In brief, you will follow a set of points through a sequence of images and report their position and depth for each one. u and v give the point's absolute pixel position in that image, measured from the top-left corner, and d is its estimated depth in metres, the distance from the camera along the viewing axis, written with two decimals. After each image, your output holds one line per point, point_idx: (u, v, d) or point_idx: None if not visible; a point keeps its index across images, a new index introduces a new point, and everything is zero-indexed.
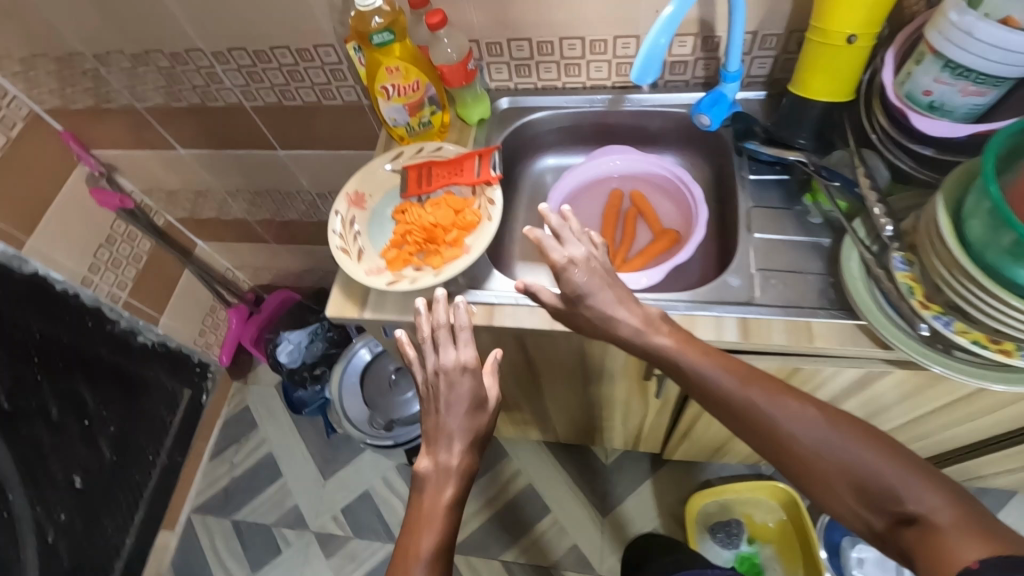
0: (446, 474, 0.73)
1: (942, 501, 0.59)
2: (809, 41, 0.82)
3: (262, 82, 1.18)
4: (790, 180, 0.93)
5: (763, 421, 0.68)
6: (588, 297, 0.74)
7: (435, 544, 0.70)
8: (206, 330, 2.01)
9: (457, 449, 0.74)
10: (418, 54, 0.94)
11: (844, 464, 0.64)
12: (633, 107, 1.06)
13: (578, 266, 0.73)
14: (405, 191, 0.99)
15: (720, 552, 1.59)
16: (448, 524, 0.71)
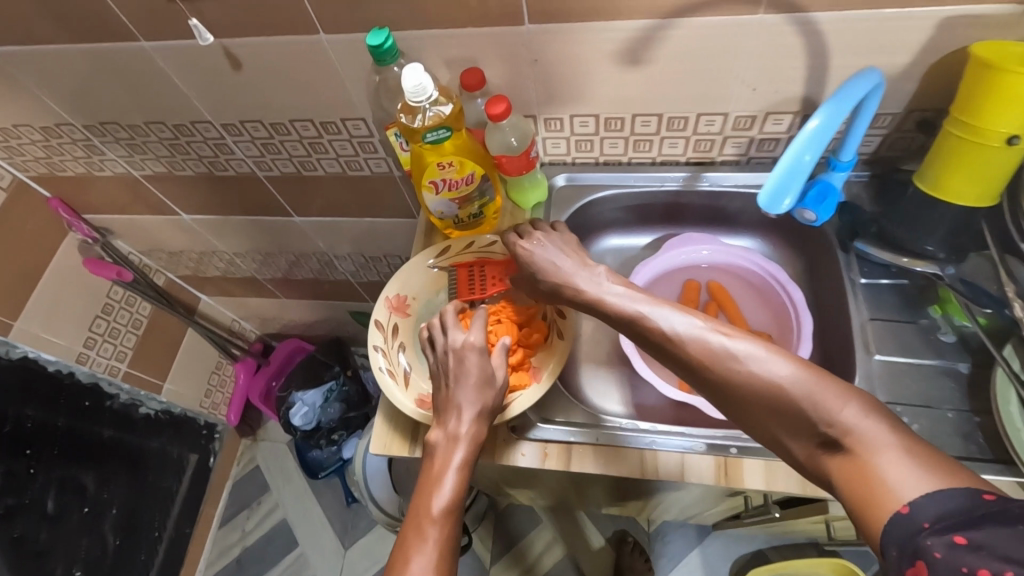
0: (455, 439, 0.69)
1: (859, 412, 0.49)
2: (948, 134, 0.69)
3: (280, 153, 1.04)
4: (908, 284, 0.80)
5: (673, 347, 0.57)
6: (546, 267, 0.71)
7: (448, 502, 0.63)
8: (212, 391, 1.86)
9: (467, 416, 0.69)
10: (471, 143, 0.80)
11: (758, 387, 0.53)
12: (711, 187, 0.92)
13: (542, 247, 0.72)
14: (456, 294, 0.85)
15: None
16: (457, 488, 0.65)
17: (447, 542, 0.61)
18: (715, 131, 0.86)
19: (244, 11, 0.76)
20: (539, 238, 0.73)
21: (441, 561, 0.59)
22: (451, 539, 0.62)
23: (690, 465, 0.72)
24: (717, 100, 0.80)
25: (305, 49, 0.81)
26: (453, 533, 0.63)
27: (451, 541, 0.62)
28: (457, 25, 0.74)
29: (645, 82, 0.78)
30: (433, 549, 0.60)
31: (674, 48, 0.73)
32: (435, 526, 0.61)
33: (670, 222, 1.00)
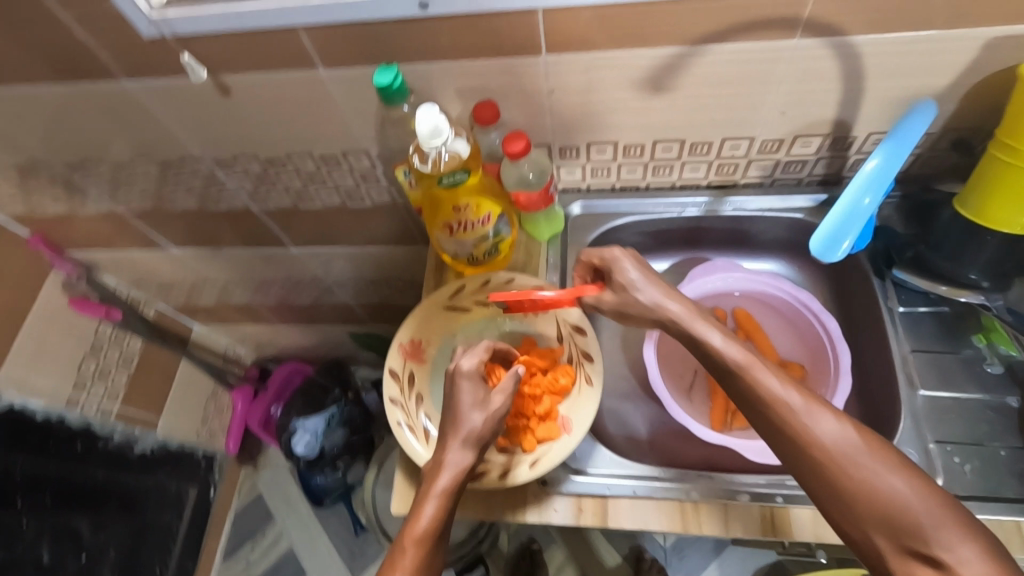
0: (440, 464, 0.64)
1: (974, 553, 0.43)
2: (989, 158, 0.64)
3: (276, 186, 0.98)
4: (948, 312, 0.77)
5: (781, 415, 0.53)
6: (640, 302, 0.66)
7: (423, 532, 0.59)
8: (206, 419, 1.76)
9: (457, 441, 0.64)
10: (486, 181, 0.76)
11: (865, 489, 0.48)
12: (734, 212, 0.88)
13: (646, 281, 0.66)
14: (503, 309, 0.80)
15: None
16: (437, 517, 0.60)
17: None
18: (740, 155, 0.82)
19: (238, 46, 0.70)
20: (646, 272, 0.67)
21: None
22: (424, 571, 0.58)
23: (735, 516, 0.70)
24: (744, 125, 0.76)
25: (303, 83, 0.75)
26: (428, 566, 0.58)
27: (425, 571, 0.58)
28: (469, 55, 0.68)
29: (668, 108, 0.74)
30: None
31: (702, 74, 0.69)
32: (406, 556, 0.57)
33: (690, 246, 0.95)
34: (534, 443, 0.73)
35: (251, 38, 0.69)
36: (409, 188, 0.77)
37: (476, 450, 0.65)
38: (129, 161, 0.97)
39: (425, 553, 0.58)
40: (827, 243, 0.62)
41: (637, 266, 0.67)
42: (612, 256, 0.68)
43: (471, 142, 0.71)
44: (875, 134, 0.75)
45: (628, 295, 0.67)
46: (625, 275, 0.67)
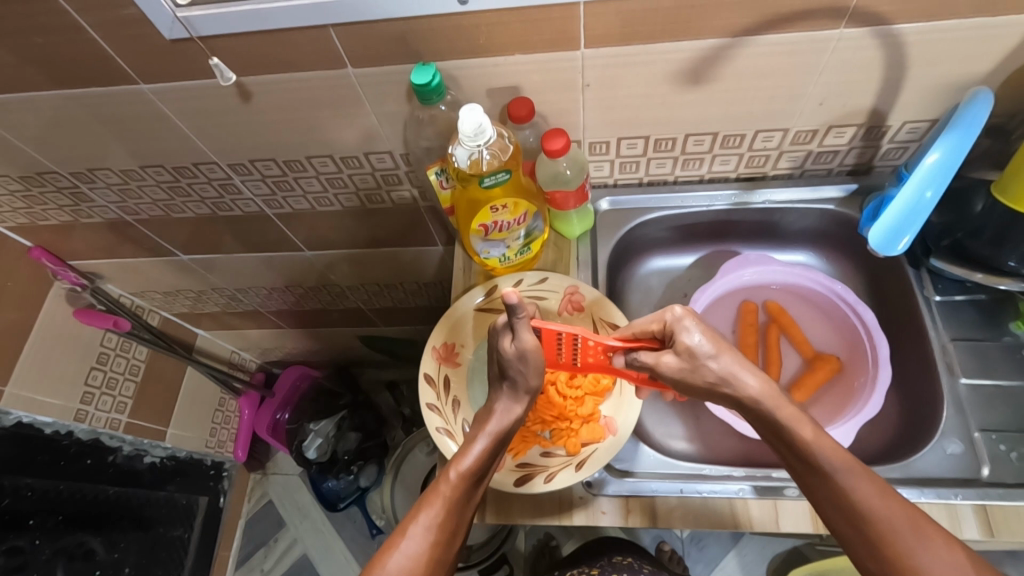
0: (491, 411, 0.67)
1: None
2: None
3: (293, 189, 0.96)
4: (985, 299, 0.77)
5: (884, 538, 0.52)
6: (708, 372, 0.60)
7: (468, 467, 0.61)
8: (215, 429, 1.74)
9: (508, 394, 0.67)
10: (524, 180, 0.74)
11: None
12: (763, 204, 0.88)
13: (719, 356, 0.59)
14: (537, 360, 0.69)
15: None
16: (484, 456, 0.63)
17: (456, 505, 0.60)
18: (772, 146, 0.81)
19: (264, 46, 0.68)
20: (718, 342, 0.60)
21: (445, 521, 0.59)
22: (463, 503, 0.61)
23: (785, 512, 0.69)
24: (779, 116, 0.75)
25: (328, 84, 0.73)
26: (466, 498, 0.61)
27: (460, 505, 0.60)
28: (504, 52, 0.66)
29: (705, 101, 0.73)
30: (442, 507, 0.60)
31: (743, 65, 0.68)
32: (448, 484, 0.60)
33: (717, 240, 0.96)
34: (579, 445, 0.71)
35: (277, 38, 0.66)
36: (440, 188, 0.75)
37: (525, 404, 0.66)
38: (139, 170, 0.94)
39: (466, 487, 0.61)
40: (890, 233, 0.68)
41: (700, 332, 0.60)
42: (672, 319, 0.62)
43: (512, 142, 0.70)
44: (910, 123, 0.75)
45: (694, 366, 0.60)
46: (689, 344, 0.60)
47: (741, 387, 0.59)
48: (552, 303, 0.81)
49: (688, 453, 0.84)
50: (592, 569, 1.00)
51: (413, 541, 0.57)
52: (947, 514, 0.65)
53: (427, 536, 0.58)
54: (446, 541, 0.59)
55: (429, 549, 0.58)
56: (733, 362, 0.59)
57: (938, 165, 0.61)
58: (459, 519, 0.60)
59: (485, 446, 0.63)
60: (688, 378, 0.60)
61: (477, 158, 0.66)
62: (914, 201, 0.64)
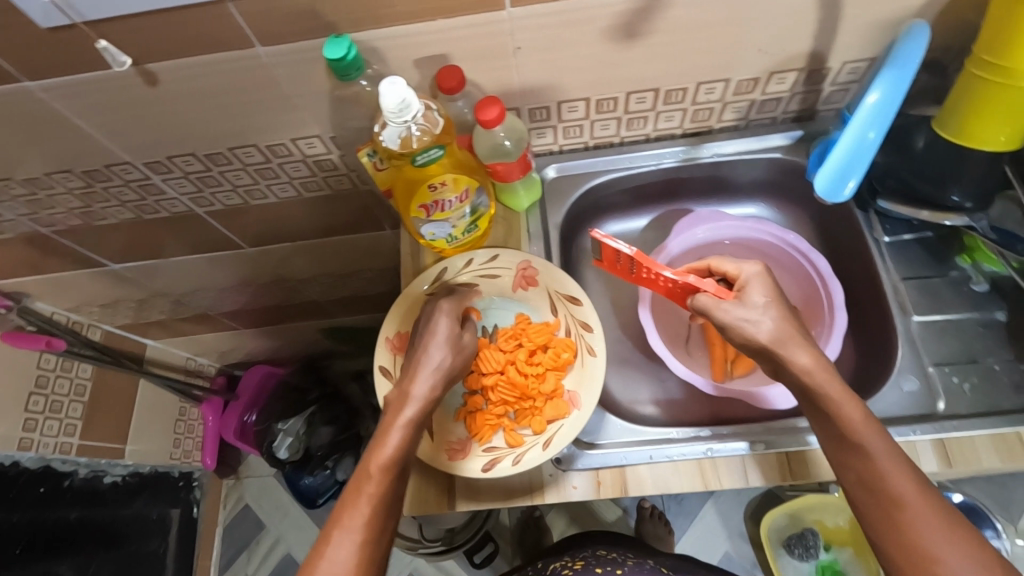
0: (404, 397, 0.62)
1: None
2: (969, 76, 0.65)
3: (220, 184, 0.89)
4: (933, 237, 0.78)
5: (909, 527, 0.51)
6: (755, 330, 0.60)
7: (389, 458, 0.57)
8: (179, 439, 1.67)
9: (424, 373, 0.63)
10: (461, 155, 0.70)
11: None
12: (711, 159, 0.86)
13: (774, 318, 0.60)
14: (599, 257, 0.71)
15: (799, 566, 1.41)
16: (400, 447, 0.59)
17: (382, 501, 0.56)
18: (715, 98, 0.79)
19: (160, 28, 0.61)
20: (779, 306, 0.61)
21: (370, 521, 0.55)
22: (389, 498, 0.57)
23: (752, 467, 0.68)
24: (720, 67, 0.73)
25: (240, 68, 0.67)
26: (391, 493, 0.57)
27: (388, 500, 0.57)
28: (427, 17, 0.62)
29: (643, 58, 0.70)
30: (367, 505, 0.55)
31: (677, 15, 0.65)
32: (372, 482, 0.56)
33: (670, 200, 0.94)
34: (544, 423, 0.70)
35: (173, 18, 0.60)
36: (375, 171, 0.69)
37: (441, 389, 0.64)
38: (47, 177, 0.86)
39: (389, 480, 0.57)
40: (833, 181, 0.66)
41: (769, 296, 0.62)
42: (749, 274, 0.64)
43: (442, 115, 0.65)
44: (849, 63, 0.74)
45: (751, 318, 0.60)
46: (756, 299, 0.62)
47: (787, 363, 0.58)
48: (504, 280, 0.78)
49: (657, 418, 0.83)
50: (576, 562, 0.98)
51: (335, 550, 0.53)
52: (908, 451, 0.66)
53: (354, 539, 0.54)
54: (375, 541, 0.55)
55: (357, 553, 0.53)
56: (787, 333, 0.59)
57: (878, 104, 0.59)
58: (387, 514, 0.56)
59: (399, 430, 0.59)
60: (740, 328, 0.61)
61: (407, 135, 0.61)
62: (857, 142, 0.62)
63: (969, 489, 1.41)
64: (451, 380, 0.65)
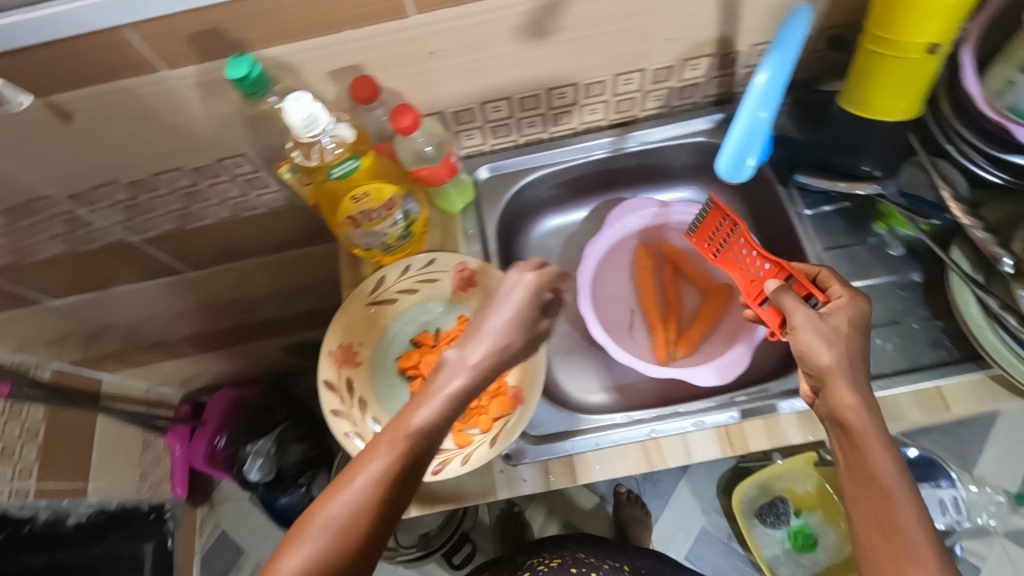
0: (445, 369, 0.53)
1: None
2: (864, 50, 0.68)
3: (151, 211, 0.87)
4: (851, 206, 0.81)
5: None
6: (815, 353, 0.57)
7: (413, 436, 0.51)
8: (146, 472, 1.63)
9: (482, 348, 0.54)
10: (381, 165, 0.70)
11: None
12: (638, 146, 0.88)
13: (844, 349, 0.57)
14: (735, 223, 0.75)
15: (773, 535, 1.45)
16: (423, 434, 0.51)
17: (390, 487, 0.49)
18: (635, 88, 0.80)
19: (59, 60, 0.60)
20: (854, 339, 0.58)
21: (375, 498, 0.48)
22: (385, 504, 0.49)
23: (694, 443, 0.70)
24: (634, 57, 0.74)
25: (151, 92, 0.66)
26: (401, 480, 0.50)
27: (395, 485, 0.50)
28: (332, 29, 0.62)
29: (556, 55, 0.71)
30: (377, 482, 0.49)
31: (582, 10, 0.66)
32: (391, 458, 0.50)
33: (606, 190, 0.96)
34: (490, 421, 0.71)
35: (71, 47, 0.59)
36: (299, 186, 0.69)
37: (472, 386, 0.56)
38: None
39: (406, 461, 0.50)
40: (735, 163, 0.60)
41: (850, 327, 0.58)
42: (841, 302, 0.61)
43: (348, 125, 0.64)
44: (756, 46, 0.76)
45: (830, 333, 0.57)
46: (838, 321, 0.58)
47: (831, 395, 0.55)
48: (444, 282, 0.80)
49: (607, 405, 0.85)
50: (553, 560, 1.01)
51: (307, 542, 0.47)
52: None
53: (330, 541, 0.47)
54: (354, 544, 0.48)
55: (326, 552, 0.47)
56: (848, 362, 0.56)
57: (770, 83, 0.55)
58: (375, 519, 0.48)
59: (406, 430, 0.51)
60: (813, 336, 0.57)
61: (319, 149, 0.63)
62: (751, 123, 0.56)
63: (925, 442, 1.45)
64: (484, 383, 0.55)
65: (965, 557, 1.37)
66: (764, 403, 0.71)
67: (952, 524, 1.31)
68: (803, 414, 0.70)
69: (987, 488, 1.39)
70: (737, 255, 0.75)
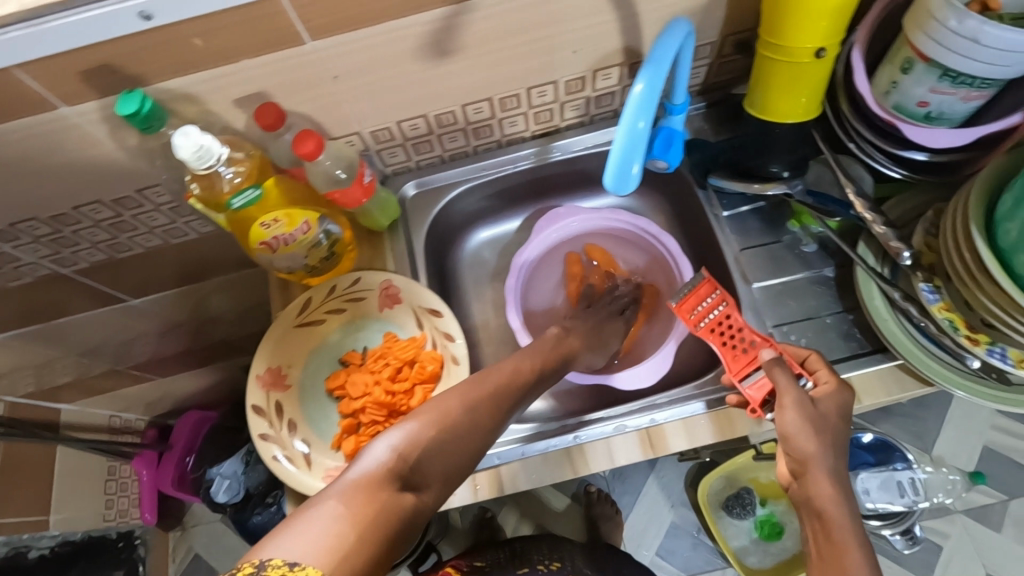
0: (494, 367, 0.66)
1: None
2: (760, 57, 0.69)
3: (78, 244, 0.86)
4: (767, 205, 0.83)
5: None
6: (798, 441, 0.60)
7: (465, 394, 0.60)
8: (111, 500, 1.57)
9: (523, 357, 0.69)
10: (286, 193, 0.72)
11: None
12: (563, 156, 0.89)
13: (825, 442, 0.60)
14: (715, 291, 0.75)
15: (740, 526, 1.44)
16: (468, 400, 0.59)
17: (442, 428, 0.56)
18: (551, 100, 0.82)
19: None
20: (834, 433, 0.62)
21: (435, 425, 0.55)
22: (436, 440, 0.55)
23: (617, 447, 0.72)
24: (543, 69, 0.75)
25: (54, 128, 0.66)
26: (457, 419, 0.57)
27: (446, 440, 0.56)
28: (228, 60, 0.62)
29: (463, 72, 0.72)
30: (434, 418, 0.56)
31: (481, 28, 0.67)
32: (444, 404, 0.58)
33: (538, 199, 0.97)
34: None
35: None
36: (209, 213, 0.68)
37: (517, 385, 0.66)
38: None
39: (458, 411, 0.58)
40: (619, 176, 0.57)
41: (832, 415, 0.62)
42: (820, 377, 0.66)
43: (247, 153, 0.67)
44: None
45: (814, 415, 0.61)
46: (822, 407, 0.62)
47: (808, 484, 0.59)
48: (370, 301, 0.80)
49: (543, 411, 0.86)
50: (551, 563, 0.99)
51: (407, 429, 0.54)
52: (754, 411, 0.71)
53: (427, 440, 0.54)
54: (437, 462, 0.54)
55: (416, 451, 0.53)
56: (829, 454, 0.60)
57: (646, 96, 0.53)
58: (455, 445, 0.56)
59: (501, 381, 0.63)
60: (801, 415, 0.60)
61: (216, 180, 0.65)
62: (631, 136, 0.54)
63: (884, 426, 1.37)
64: (545, 381, 0.71)
65: (924, 537, 1.31)
66: (684, 404, 0.73)
67: (911, 506, 1.24)
68: (720, 412, 0.72)
69: (943, 468, 1.32)
70: (719, 329, 0.73)
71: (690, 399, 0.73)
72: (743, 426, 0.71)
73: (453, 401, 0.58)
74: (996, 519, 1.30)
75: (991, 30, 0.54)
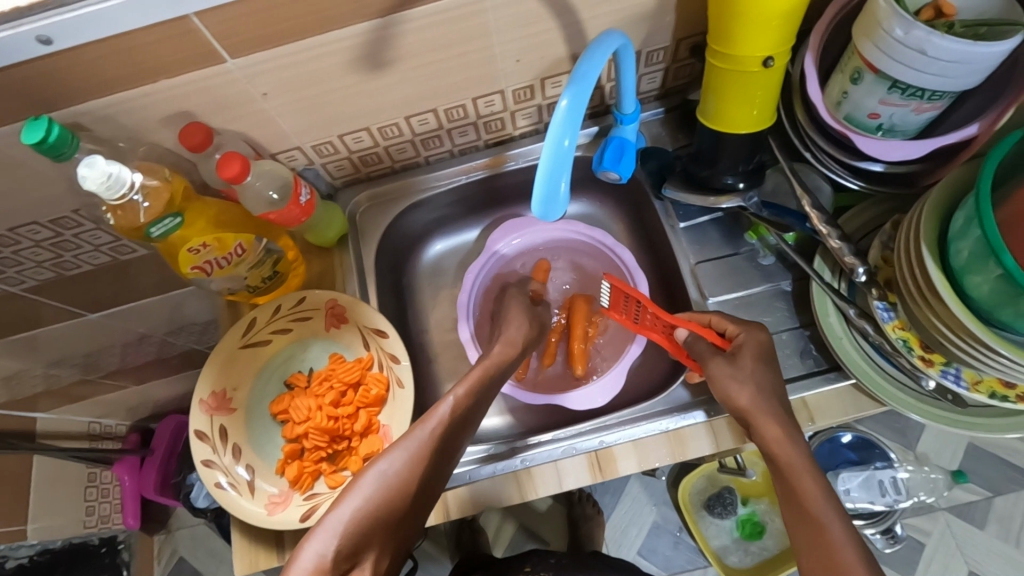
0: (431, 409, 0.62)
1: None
2: (710, 66, 0.66)
3: (21, 264, 0.83)
4: (726, 216, 0.80)
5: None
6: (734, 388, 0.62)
7: (397, 467, 0.57)
8: (92, 506, 1.33)
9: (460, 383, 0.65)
10: (217, 216, 0.70)
11: None
12: (520, 164, 0.86)
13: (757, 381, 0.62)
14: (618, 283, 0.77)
15: (721, 525, 1.27)
16: (403, 469, 0.57)
17: (370, 512, 0.54)
18: (499, 109, 0.79)
19: None
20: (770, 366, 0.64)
21: (368, 513, 0.54)
22: (368, 521, 0.54)
23: (565, 471, 0.70)
24: (485, 80, 0.73)
25: None
26: (394, 491, 0.55)
27: (380, 517, 0.54)
28: (144, 81, 0.59)
29: (402, 83, 0.69)
30: (359, 498, 0.55)
31: (414, 40, 0.64)
32: (371, 481, 0.56)
33: (495, 208, 0.94)
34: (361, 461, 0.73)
35: None
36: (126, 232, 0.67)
37: (463, 427, 0.62)
38: None
39: (393, 486, 0.56)
40: (547, 200, 0.54)
41: (761, 361, 0.63)
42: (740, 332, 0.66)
43: (167, 177, 0.66)
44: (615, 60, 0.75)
45: (738, 367, 0.63)
46: (747, 361, 0.63)
47: (758, 433, 0.60)
48: (317, 319, 0.78)
49: (502, 428, 0.84)
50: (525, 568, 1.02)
51: (339, 514, 0.54)
52: (706, 432, 0.69)
53: (356, 519, 0.53)
54: (370, 539, 0.54)
55: (342, 545, 0.52)
56: (765, 401, 0.61)
57: (572, 111, 0.50)
58: (398, 511, 0.55)
59: (441, 429, 0.60)
60: (726, 384, 0.63)
61: (133, 208, 0.63)
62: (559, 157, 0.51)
63: (865, 423, 1.29)
64: (483, 401, 0.66)
65: (906, 535, 1.23)
66: (634, 425, 0.71)
67: (893, 504, 1.19)
68: (672, 433, 0.70)
69: (925, 466, 1.24)
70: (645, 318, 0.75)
71: (639, 416, 0.72)
72: (694, 447, 0.69)
73: (385, 473, 0.56)
74: (980, 516, 1.23)
75: (939, 42, 0.51)
